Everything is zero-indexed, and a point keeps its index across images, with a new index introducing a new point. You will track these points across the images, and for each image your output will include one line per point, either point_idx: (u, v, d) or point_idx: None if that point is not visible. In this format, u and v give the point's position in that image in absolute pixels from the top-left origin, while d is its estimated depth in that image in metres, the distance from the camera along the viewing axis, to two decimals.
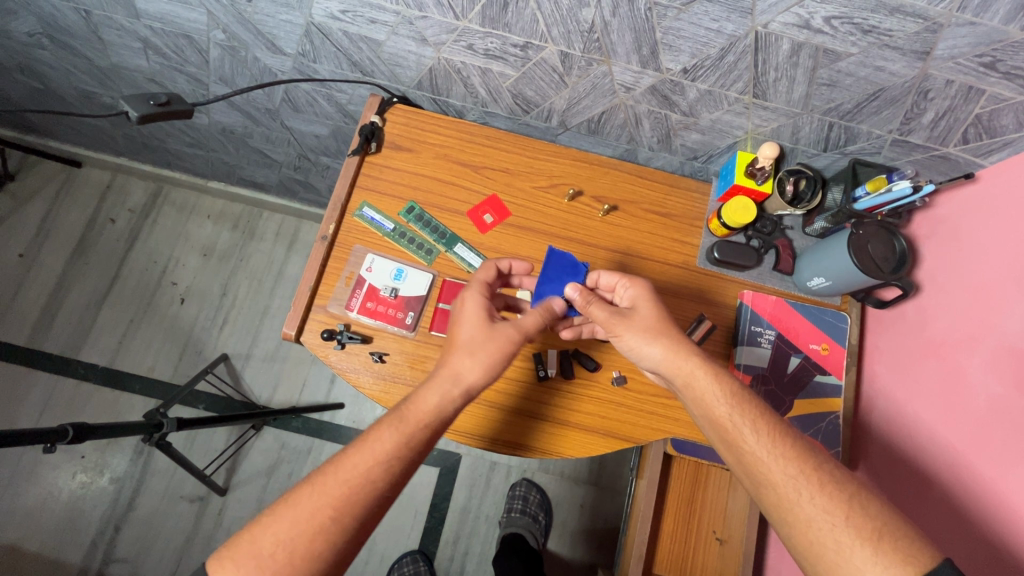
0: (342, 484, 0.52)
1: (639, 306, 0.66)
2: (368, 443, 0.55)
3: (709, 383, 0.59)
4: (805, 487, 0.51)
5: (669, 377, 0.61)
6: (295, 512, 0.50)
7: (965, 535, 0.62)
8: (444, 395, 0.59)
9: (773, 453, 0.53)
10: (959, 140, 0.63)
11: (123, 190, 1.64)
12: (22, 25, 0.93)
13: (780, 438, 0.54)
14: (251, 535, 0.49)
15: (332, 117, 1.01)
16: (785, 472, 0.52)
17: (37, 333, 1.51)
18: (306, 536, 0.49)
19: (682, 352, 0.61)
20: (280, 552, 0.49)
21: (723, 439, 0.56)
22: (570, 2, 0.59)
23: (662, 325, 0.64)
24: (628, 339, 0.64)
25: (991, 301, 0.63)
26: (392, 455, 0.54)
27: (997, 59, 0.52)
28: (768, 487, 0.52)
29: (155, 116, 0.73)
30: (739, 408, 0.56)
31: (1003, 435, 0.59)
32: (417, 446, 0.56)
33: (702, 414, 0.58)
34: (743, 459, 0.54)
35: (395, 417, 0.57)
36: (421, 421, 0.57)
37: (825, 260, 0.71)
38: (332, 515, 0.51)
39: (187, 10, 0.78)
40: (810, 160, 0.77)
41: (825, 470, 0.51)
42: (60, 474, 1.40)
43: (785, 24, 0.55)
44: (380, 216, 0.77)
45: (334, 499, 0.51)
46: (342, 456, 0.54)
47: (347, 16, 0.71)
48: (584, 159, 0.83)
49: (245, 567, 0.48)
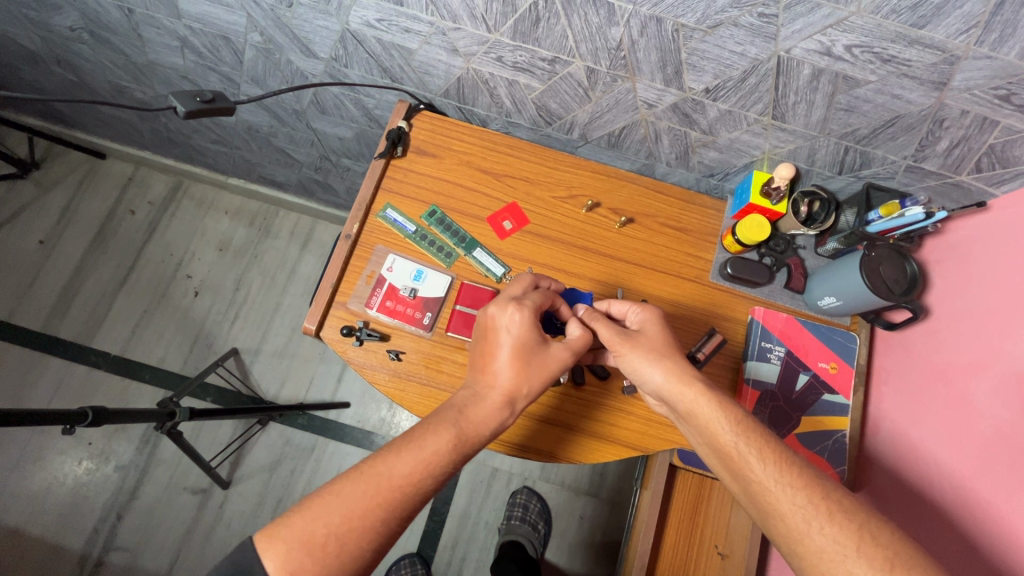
0: (395, 488, 0.53)
1: (646, 328, 0.68)
2: (425, 445, 0.56)
3: (712, 410, 0.59)
4: (815, 517, 0.51)
5: (671, 402, 0.62)
6: (348, 505, 0.51)
7: (963, 555, 0.63)
8: (499, 415, 0.61)
9: (779, 480, 0.53)
10: (972, 168, 0.65)
11: (145, 182, 1.68)
12: (64, 20, 0.97)
13: (787, 466, 0.55)
14: (301, 522, 0.49)
15: (358, 121, 1.03)
16: (792, 499, 0.52)
17: (52, 319, 1.54)
18: (358, 534, 0.50)
19: (685, 378, 0.62)
20: (330, 543, 0.49)
21: (731, 468, 0.56)
22: (599, 20, 0.61)
23: (667, 349, 0.65)
24: (631, 360, 0.65)
25: (1000, 327, 0.64)
26: (445, 461, 0.56)
27: (1012, 92, 0.54)
28: (776, 517, 0.52)
29: (201, 112, 0.74)
30: (745, 436, 0.57)
31: (1010, 461, 0.60)
32: (466, 456, 0.58)
33: (706, 442, 0.59)
34: (750, 488, 0.55)
35: (453, 425, 0.58)
36: (475, 434, 0.59)
37: (838, 280, 0.73)
38: (383, 515, 0.51)
39: (227, 12, 0.81)
40: (825, 182, 0.79)
41: (832, 498, 0.52)
42: (67, 459, 1.42)
43: (807, 50, 0.57)
44: (403, 218, 0.80)
45: (386, 500, 0.52)
46: (399, 455, 0.54)
47: (382, 24, 0.73)
48: (603, 172, 0.85)
49: (292, 551, 0.48)
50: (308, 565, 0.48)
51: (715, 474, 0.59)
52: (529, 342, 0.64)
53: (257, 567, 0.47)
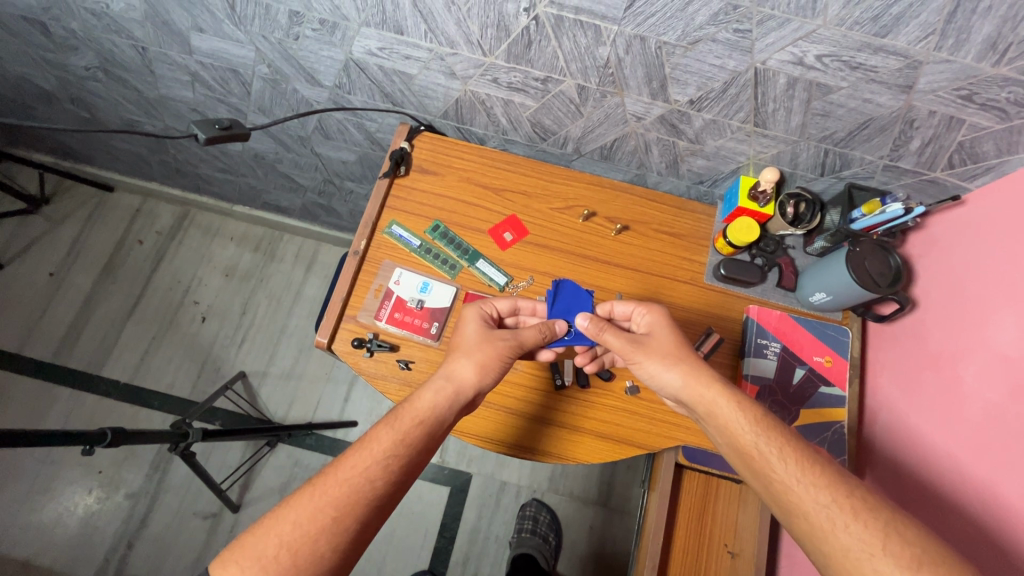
0: (341, 485, 0.55)
1: (656, 333, 0.71)
2: (368, 443, 0.58)
3: (731, 410, 0.62)
4: (839, 515, 0.53)
5: (692, 405, 0.65)
6: (296, 512, 0.53)
7: (963, 535, 0.64)
8: (440, 395, 0.64)
9: (804, 475, 0.56)
10: (945, 165, 0.69)
11: (152, 213, 1.72)
12: (80, 60, 1.02)
13: (809, 466, 0.57)
14: (253, 538, 0.51)
15: (360, 145, 1.08)
16: (816, 496, 0.54)
17: (62, 349, 1.57)
18: (311, 536, 0.52)
19: (703, 379, 0.65)
20: (282, 553, 0.51)
21: (752, 467, 0.59)
22: (587, 41, 0.66)
23: (680, 351, 0.68)
24: (648, 367, 0.69)
25: (981, 313, 0.67)
26: (390, 455, 0.58)
27: (973, 91, 0.58)
28: (800, 516, 0.54)
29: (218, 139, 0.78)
30: (765, 436, 0.60)
31: (1001, 439, 0.62)
32: (416, 448, 0.59)
33: (726, 440, 0.62)
34: (772, 486, 0.57)
35: (390, 415, 0.61)
36: (415, 418, 0.61)
37: (825, 276, 0.76)
38: (333, 513, 0.53)
39: (237, 47, 0.85)
40: (808, 184, 0.82)
41: (857, 497, 0.54)
42: (77, 489, 1.43)
43: (781, 61, 0.62)
44: (407, 233, 0.83)
45: (334, 498, 0.54)
46: (343, 459, 0.57)
47: (384, 52, 0.78)
48: (597, 183, 0.89)
49: (248, 569, 0.50)
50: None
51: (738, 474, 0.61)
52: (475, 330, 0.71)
53: None
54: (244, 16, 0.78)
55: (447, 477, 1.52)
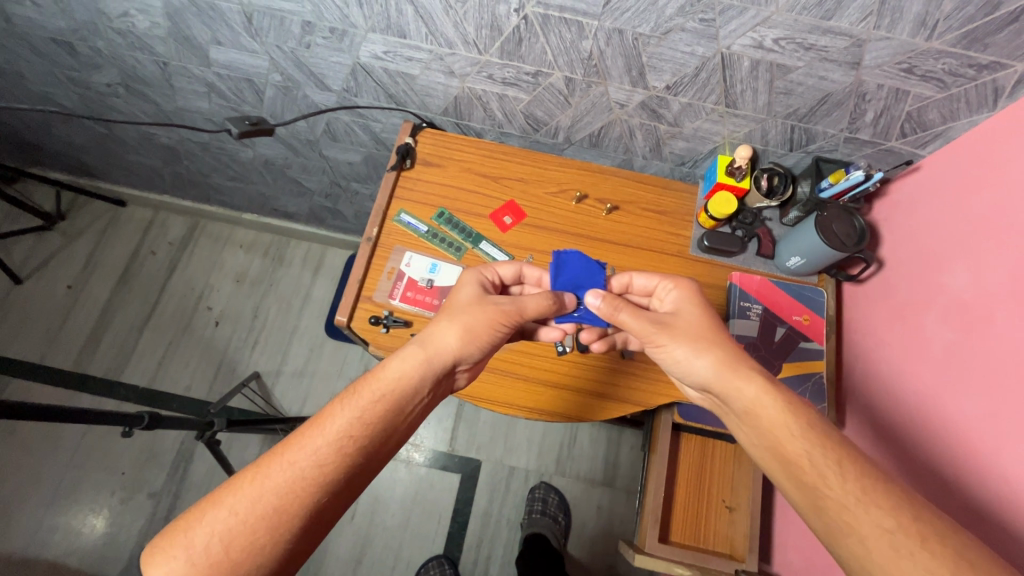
0: (284, 471, 0.55)
1: (686, 316, 0.70)
2: (323, 423, 0.58)
3: (779, 415, 0.60)
4: (904, 543, 0.50)
5: (728, 398, 0.64)
6: (234, 501, 0.53)
7: (925, 461, 0.72)
8: (412, 366, 0.65)
9: (783, 416, 0.60)
10: (899, 134, 0.77)
11: (164, 225, 1.79)
12: (104, 77, 1.10)
13: (870, 485, 0.54)
14: (187, 529, 0.52)
15: (366, 145, 1.16)
16: (794, 436, 0.58)
17: (82, 358, 1.63)
18: (248, 527, 0.52)
19: (740, 371, 0.64)
20: (213, 541, 0.52)
21: (794, 476, 0.57)
22: (572, 35, 0.73)
23: (714, 337, 0.67)
24: (676, 351, 0.67)
25: (938, 263, 0.75)
26: (344, 435, 0.58)
27: (913, 65, 0.66)
28: (855, 539, 0.52)
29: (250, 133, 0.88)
30: (821, 447, 0.57)
31: (958, 373, 0.69)
32: (374, 428, 0.60)
33: (768, 444, 0.60)
34: (823, 503, 0.54)
35: (349, 392, 0.62)
36: (376, 394, 0.62)
37: (799, 241, 0.84)
38: (273, 502, 0.53)
39: (253, 58, 0.93)
40: (780, 159, 0.90)
41: (924, 521, 0.51)
42: (101, 491, 1.48)
43: (744, 46, 0.69)
44: (416, 220, 0.90)
45: (276, 485, 0.54)
46: (294, 439, 0.57)
47: (389, 56, 0.86)
48: (587, 169, 0.97)
49: (178, 559, 0.51)
50: (193, 569, 0.50)
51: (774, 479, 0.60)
52: (465, 296, 0.71)
53: None
54: (260, 28, 0.85)
55: (458, 464, 1.58)
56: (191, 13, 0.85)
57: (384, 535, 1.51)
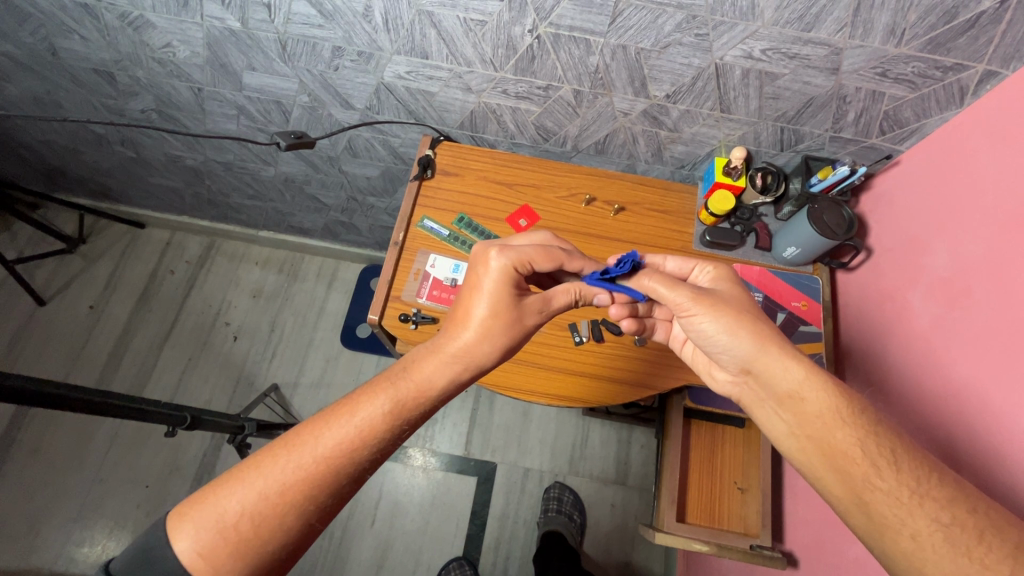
0: (318, 462, 0.56)
1: (725, 292, 0.70)
2: (360, 417, 0.59)
3: (827, 403, 0.60)
4: (961, 537, 0.50)
5: (771, 385, 0.64)
6: (263, 484, 0.54)
7: (915, 425, 0.78)
8: (450, 371, 0.66)
9: (830, 400, 0.60)
10: (878, 132, 0.85)
11: (181, 245, 1.86)
12: (138, 104, 1.18)
13: (925, 478, 0.54)
14: (214, 503, 0.53)
15: (384, 160, 1.23)
16: (795, 376, 0.63)
17: (104, 375, 1.67)
18: (276, 510, 0.54)
19: (787, 351, 0.64)
20: (243, 520, 0.53)
21: (839, 467, 0.57)
22: (580, 52, 0.81)
23: (756, 315, 0.67)
24: (715, 326, 0.67)
25: (922, 245, 0.83)
26: (382, 435, 0.59)
27: (886, 68, 0.74)
28: (905, 531, 0.52)
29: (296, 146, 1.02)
30: (873, 437, 0.57)
31: (942, 342, 0.76)
32: (407, 428, 0.61)
33: (818, 434, 0.59)
34: (870, 497, 0.55)
35: (389, 389, 0.62)
36: (417, 396, 0.63)
37: (794, 233, 0.91)
38: (305, 491, 0.55)
39: (283, 81, 1.01)
40: (772, 159, 0.98)
41: (979, 513, 0.51)
42: (127, 504, 1.52)
43: (735, 56, 0.77)
44: (438, 226, 0.97)
45: (309, 474, 0.55)
46: (328, 428, 0.58)
47: (411, 75, 0.94)
48: (595, 174, 1.04)
49: (203, 531, 0.52)
50: (222, 542, 0.52)
51: (816, 472, 0.60)
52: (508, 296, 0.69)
53: (169, 546, 0.51)
54: (293, 54, 0.93)
55: (474, 467, 1.62)
56: (229, 42, 0.93)
57: (404, 539, 1.54)
